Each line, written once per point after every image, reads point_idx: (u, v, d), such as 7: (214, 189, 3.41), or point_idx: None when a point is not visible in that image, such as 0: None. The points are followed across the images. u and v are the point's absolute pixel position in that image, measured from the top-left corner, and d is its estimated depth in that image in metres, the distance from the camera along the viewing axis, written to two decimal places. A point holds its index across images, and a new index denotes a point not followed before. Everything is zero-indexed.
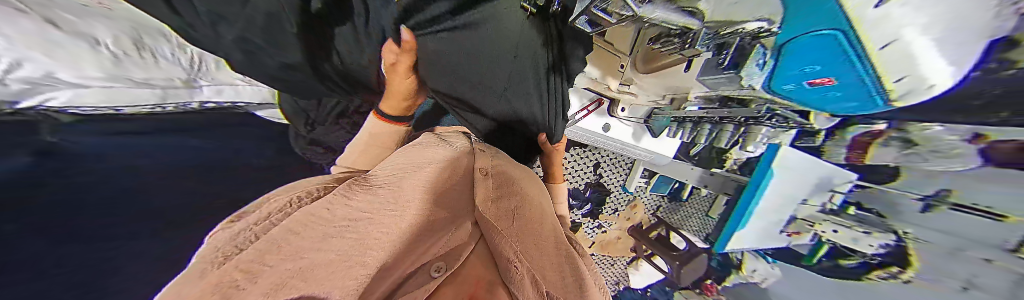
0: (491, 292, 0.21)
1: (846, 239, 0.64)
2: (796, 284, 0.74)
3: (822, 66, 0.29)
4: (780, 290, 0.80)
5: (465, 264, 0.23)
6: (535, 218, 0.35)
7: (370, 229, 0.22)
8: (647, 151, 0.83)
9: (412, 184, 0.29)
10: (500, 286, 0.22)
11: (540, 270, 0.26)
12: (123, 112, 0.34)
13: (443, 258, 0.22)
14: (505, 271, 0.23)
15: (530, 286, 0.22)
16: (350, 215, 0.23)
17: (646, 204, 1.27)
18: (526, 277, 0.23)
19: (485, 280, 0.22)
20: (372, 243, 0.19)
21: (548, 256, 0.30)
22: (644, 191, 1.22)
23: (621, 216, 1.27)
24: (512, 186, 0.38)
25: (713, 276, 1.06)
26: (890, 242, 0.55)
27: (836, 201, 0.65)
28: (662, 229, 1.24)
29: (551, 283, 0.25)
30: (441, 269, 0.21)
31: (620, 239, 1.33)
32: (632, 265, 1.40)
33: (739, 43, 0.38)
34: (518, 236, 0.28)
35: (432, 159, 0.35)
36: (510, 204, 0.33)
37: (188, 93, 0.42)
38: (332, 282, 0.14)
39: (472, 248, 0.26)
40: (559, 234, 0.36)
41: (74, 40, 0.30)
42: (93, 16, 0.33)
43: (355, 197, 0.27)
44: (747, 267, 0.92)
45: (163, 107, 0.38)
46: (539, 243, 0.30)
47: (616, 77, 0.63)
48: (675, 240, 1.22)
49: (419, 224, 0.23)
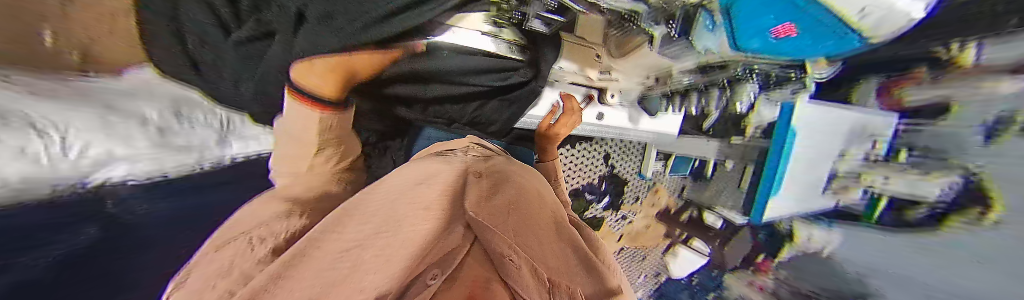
0: (488, 288, 0.12)
1: (899, 189, 0.58)
2: (878, 251, 0.63)
3: (775, 14, 0.27)
4: (858, 260, 0.67)
5: (462, 265, 0.15)
6: (533, 207, 0.32)
7: (365, 254, 0.15)
8: (649, 131, 0.79)
9: (407, 194, 0.25)
10: (496, 283, 0.14)
11: (544, 257, 0.21)
12: (170, 176, 0.43)
13: (439, 265, 0.14)
14: (499, 265, 0.16)
15: (530, 273, 0.16)
16: (355, 227, 0.19)
17: (669, 188, 1.18)
18: (526, 268, 0.15)
19: (483, 277, 0.14)
20: (368, 258, 0.14)
21: (551, 244, 0.26)
22: (663, 174, 1.14)
23: (645, 203, 1.20)
24: (506, 181, 0.36)
25: (764, 249, 0.93)
26: (959, 183, 0.49)
27: (881, 147, 0.60)
28: (694, 210, 1.12)
29: (552, 269, 0.19)
30: (437, 273, 0.12)
31: (649, 229, 1.23)
32: (669, 254, 1.21)
33: (682, 10, 0.35)
34: (513, 230, 0.22)
35: (430, 172, 0.31)
36: (503, 197, 0.29)
37: (217, 151, 0.47)
38: (321, 290, 0.10)
39: (466, 248, 0.17)
40: (558, 221, 0.34)
41: (107, 117, 0.35)
42: (130, 95, 0.38)
43: (348, 219, 0.21)
44: (801, 235, 0.79)
45: (202, 164, 0.46)
46: (535, 231, 0.26)
47: (594, 67, 0.58)
48: (710, 220, 1.06)
49: (418, 225, 0.18)
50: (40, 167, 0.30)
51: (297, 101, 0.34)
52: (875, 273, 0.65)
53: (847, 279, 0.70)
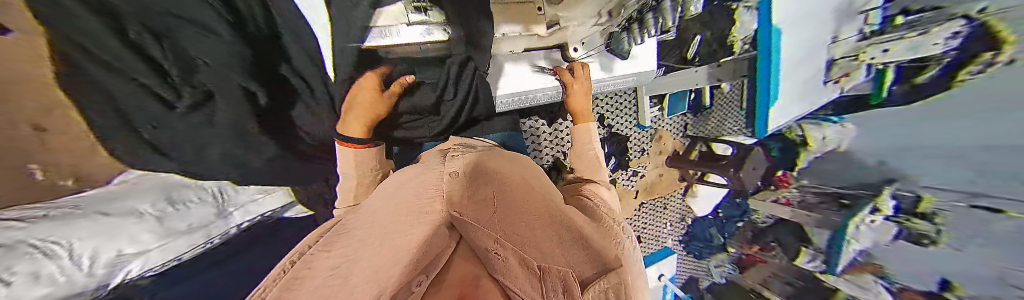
0: (476, 286, 0.10)
1: (903, 53, 0.57)
2: (880, 127, 0.66)
3: None
4: (868, 148, 0.70)
5: (447, 268, 0.13)
6: (523, 196, 0.26)
7: (357, 268, 0.14)
8: (628, 75, 0.74)
9: (402, 206, 0.23)
10: (486, 280, 0.12)
11: (530, 247, 0.19)
12: (184, 257, 0.45)
13: (427, 272, 0.11)
14: (485, 260, 0.14)
15: (520, 269, 0.14)
16: (340, 256, 0.17)
17: (671, 131, 1.16)
18: (515, 262, 0.14)
19: (476, 278, 0.11)
20: (348, 283, 0.12)
21: (545, 228, 0.22)
22: (662, 119, 1.12)
23: (652, 154, 1.17)
24: (486, 173, 0.28)
25: (780, 164, 0.90)
26: (962, 29, 0.49)
27: (874, 19, 0.60)
28: (702, 145, 1.09)
29: (544, 260, 0.17)
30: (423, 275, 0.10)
31: (663, 177, 1.21)
32: (688, 195, 1.23)
33: None
34: (503, 221, 0.20)
35: (411, 182, 0.29)
36: (492, 188, 0.25)
37: (224, 223, 0.52)
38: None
39: (452, 244, 0.16)
40: (553, 205, 0.27)
41: (127, 218, 0.38)
42: (120, 195, 0.36)
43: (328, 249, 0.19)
44: (814, 138, 0.80)
45: (211, 240, 0.50)
46: (526, 219, 0.22)
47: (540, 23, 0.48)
48: (720, 149, 1.04)
49: (407, 242, 0.16)
50: (69, 282, 0.30)
51: (343, 144, 0.46)
52: (893, 154, 0.65)
53: (868, 170, 0.71)
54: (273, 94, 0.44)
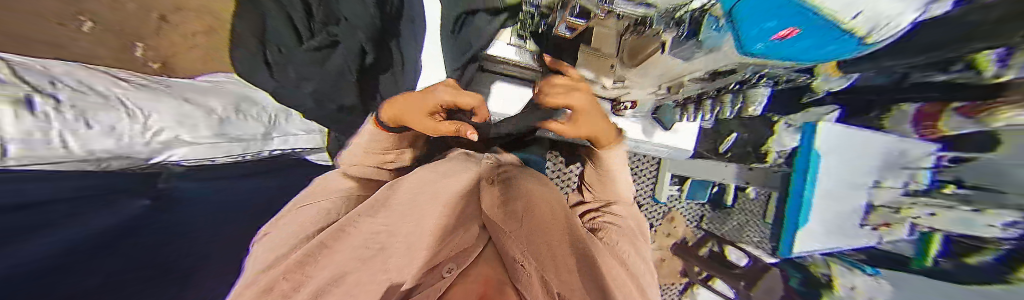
0: (500, 291, 0.11)
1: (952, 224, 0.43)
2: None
3: (777, 21, 0.20)
4: None
5: (472, 266, 0.16)
6: (548, 216, 0.27)
7: (391, 250, 0.20)
8: (664, 146, 0.78)
9: (431, 196, 0.26)
10: (508, 285, 0.13)
11: (552, 266, 0.20)
12: (215, 161, 0.47)
13: (456, 271, 0.14)
14: (510, 268, 0.16)
15: (539, 286, 0.15)
16: (372, 228, 0.23)
17: (686, 216, 1.09)
18: (535, 277, 0.16)
19: (494, 278, 0.13)
20: (395, 261, 0.18)
21: (562, 255, 0.22)
22: (679, 200, 1.06)
23: (659, 232, 1.10)
24: (521, 189, 0.30)
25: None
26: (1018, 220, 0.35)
27: (921, 178, 0.46)
28: (714, 243, 1.02)
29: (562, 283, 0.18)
30: (453, 268, 0.14)
31: (665, 261, 1.11)
32: (688, 294, 1.14)
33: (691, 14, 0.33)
34: (525, 237, 0.22)
35: (448, 170, 0.31)
36: (523, 201, 0.27)
37: (263, 144, 0.53)
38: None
39: (481, 250, 0.18)
40: (574, 231, 0.27)
41: (196, 109, 0.43)
42: (209, 94, 0.49)
43: (383, 207, 0.25)
44: (841, 285, 0.58)
45: (242, 156, 0.51)
46: (545, 240, 0.23)
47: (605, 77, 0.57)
48: (734, 256, 0.98)
49: (436, 233, 0.21)
50: (121, 142, 0.33)
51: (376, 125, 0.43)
52: None
53: None
54: (376, 58, 0.67)
